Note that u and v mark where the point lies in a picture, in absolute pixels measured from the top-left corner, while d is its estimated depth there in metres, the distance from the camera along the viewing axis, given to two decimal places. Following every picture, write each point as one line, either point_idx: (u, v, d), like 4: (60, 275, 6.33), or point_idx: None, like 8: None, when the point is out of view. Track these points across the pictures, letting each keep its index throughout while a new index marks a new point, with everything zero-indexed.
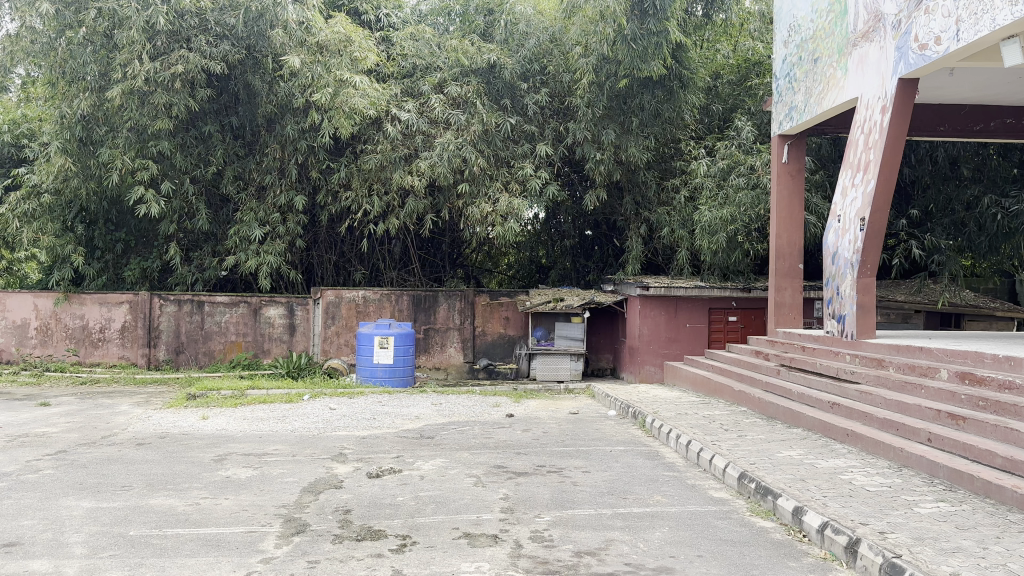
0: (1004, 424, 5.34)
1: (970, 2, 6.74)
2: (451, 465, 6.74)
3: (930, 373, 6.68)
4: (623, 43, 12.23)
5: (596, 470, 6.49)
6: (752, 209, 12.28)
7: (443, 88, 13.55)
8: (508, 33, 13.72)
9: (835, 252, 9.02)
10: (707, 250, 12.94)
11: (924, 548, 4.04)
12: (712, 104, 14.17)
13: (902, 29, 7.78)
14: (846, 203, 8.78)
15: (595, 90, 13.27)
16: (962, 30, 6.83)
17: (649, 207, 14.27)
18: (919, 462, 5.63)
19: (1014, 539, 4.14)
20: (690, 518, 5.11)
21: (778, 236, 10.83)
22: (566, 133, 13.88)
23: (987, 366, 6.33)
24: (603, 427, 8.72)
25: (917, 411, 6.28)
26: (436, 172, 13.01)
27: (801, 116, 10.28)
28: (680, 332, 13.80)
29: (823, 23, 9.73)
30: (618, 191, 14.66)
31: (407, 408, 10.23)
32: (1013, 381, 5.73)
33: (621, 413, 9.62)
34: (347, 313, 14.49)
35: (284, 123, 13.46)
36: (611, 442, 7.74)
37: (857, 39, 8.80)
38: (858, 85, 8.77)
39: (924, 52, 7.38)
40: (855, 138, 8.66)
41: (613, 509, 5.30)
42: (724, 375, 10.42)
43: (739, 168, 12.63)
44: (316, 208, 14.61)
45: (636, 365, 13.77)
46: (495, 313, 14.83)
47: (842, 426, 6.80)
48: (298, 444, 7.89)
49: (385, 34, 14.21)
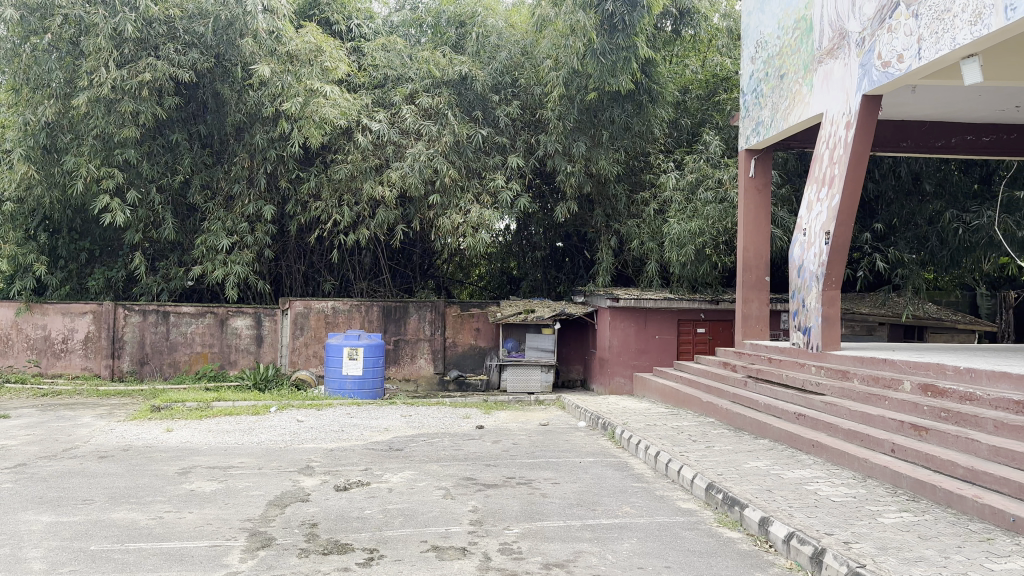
0: (964, 434, 5.45)
1: (932, 21, 6.90)
2: (420, 477, 6.70)
3: (894, 385, 6.79)
4: (592, 57, 12.35)
5: (566, 481, 6.49)
6: (719, 222, 12.47)
7: (414, 99, 13.53)
8: (480, 45, 13.76)
9: (801, 265, 9.15)
10: (676, 262, 13.06)
11: (888, 558, 4.10)
12: (681, 118, 14.34)
13: (866, 47, 7.97)
14: (811, 217, 8.92)
15: (566, 103, 13.31)
16: (923, 49, 6.99)
17: (620, 220, 14.38)
18: (882, 472, 5.72)
19: (975, 548, 4.21)
20: (658, 529, 5.13)
21: (746, 249, 10.94)
22: (537, 146, 13.91)
23: (948, 378, 6.46)
24: (573, 438, 8.73)
25: (881, 421, 6.39)
26: (407, 182, 13.00)
27: (767, 130, 10.45)
28: (649, 344, 13.90)
29: (790, 39, 9.92)
30: (589, 204, 14.71)
31: (376, 420, 10.15)
32: (974, 393, 5.86)
33: (591, 424, 9.64)
34: (316, 324, 14.34)
35: (252, 132, 13.35)
36: (581, 454, 7.74)
37: (822, 56, 8.97)
38: (822, 101, 8.94)
39: (887, 69, 7.55)
40: (821, 153, 8.82)
41: (582, 521, 5.31)
42: (692, 387, 10.49)
43: (707, 182, 12.80)
44: (284, 218, 14.48)
45: (606, 376, 13.84)
46: (466, 325, 14.82)
47: (807, 437, 6.88)
48: (265, 456, 7.79)
49: (356, 45, 14.17)
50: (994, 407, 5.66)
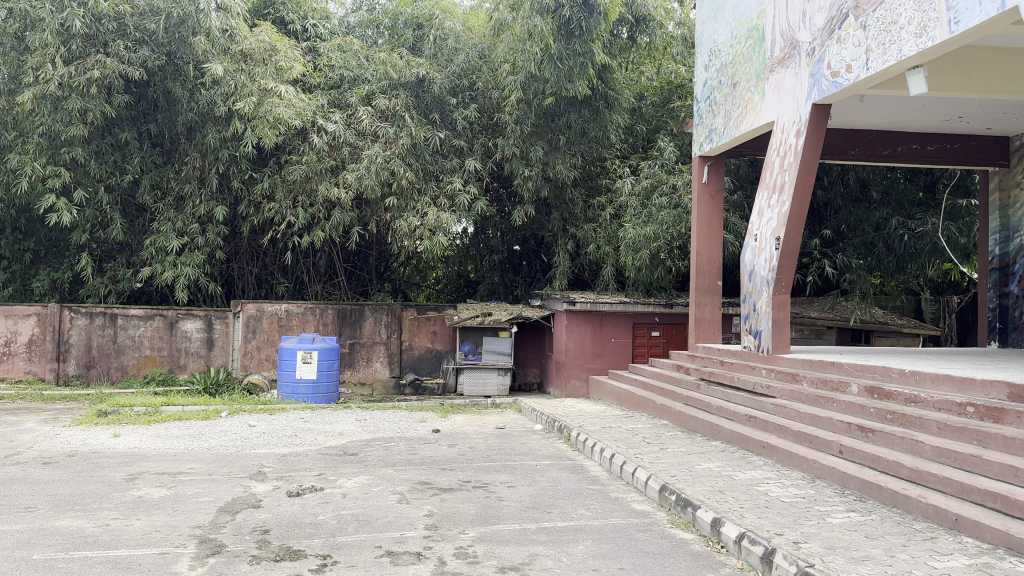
0: (909, 436, 5.62)
1: (879, 33, 7.11)
2: (375, 482, 6.64)
3: (842, 387, 6.96)
4: (550, 62, 12.42)
5: (522, 485, 6.50)
6: (673, 227, 12.64)
7: (371, 100, 13.44)
8: (438, 47, 13.72)
9: (752, 270, 9.33)
10: (631, 267, 13.20)
11: (835, 557, 4.20)
12: (637, 124, 14.52)
13: (815, 57, 8.16)
14: (762, 222, 9.10)
15: (523, 107, 13.37)
16: (871, 59, 7.20)
17: (576, 224, 14.48)
18: (831, 473, 5.85)
19: (919, 547, 4.34)
20: (612, 531, 5.17)
21: (699, 254, 11.10)
22: (494, 149, 13.93)
23: (894, 381, 6.65)
24: (529, 441, 8.74)
25: (829, 423, 6.54)
26: (363, 184, 12.90)
27: (720, 137, 10.63)
28: (605, 347, 14.00)
29: (742, 48, 10.11)
30: (546, 208, 14.78)
31: (331, 424, 10.03)
32: (919, 396, 6.04)
33: (547, 427, 9.67)
34: (269, 327, 14.15)
35: (205, 131, 13.09)
36: (536, 457, 7.76)
37: (773, 65, 9.17)
38: (774, 109, 9.13)
39: (836, 79, 7.75)
40: (772, 160, 9.00)
41: (538, 524, 5.32)
42: (647, 390, 10.60)
43: (661, 188, 12.97)
44: (237, 220, 14.23)
45: (563, 379, 13.90)
46: (423, 328, 14.74)
47: (758, 439, 7.01)
48: (216, 462, 7.64)
49: (311, 45, 14.02)
50: (937, 408, 5.84)
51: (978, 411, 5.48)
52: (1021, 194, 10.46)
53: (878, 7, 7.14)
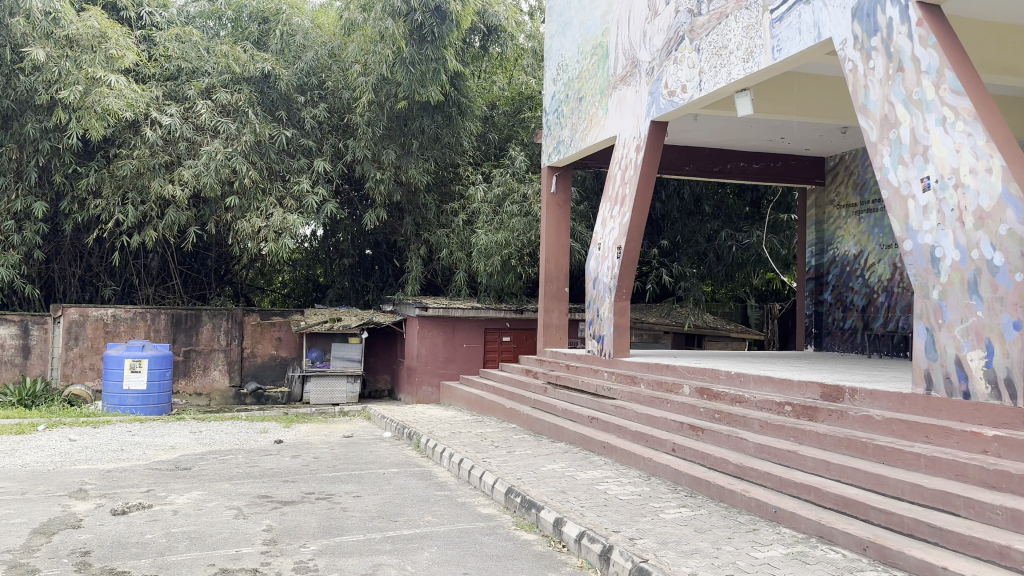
0: (734, 433, 6.03)
1: (710, 57, 7.61)
2: (211, 497, 6.27)
3: (675, 389, 7.38)
4: (402, 66, 12.30)
5: (368, 494, 6.38)
6: (525, 234, 12.87)
7: (212, 94, 12.78)
8: (285, 44, 13.28)
9: (596, 277, 9.69)
10: (483, 273, 13.32)
11: (667, 552, 4.42)
12: (489, 133, 14.74)
13: (654, 76, 8.61)
14: (605, 232, 9.48)
15: (374, 110, 13.18)
16: (703, 81, 7.69)
17: (429, 229, 14.42)
18: (665, 470, 6.17)
19: (742, 538, 4.65)
20: (458, 536, 5.18)
21: (547, 261, 11.40)
22: (344, 150, 13.59)
23: (721, 382, 7.13)
24: (377, 449, 8.60)
25: (663, 423, 6.91)
26: (202, 182, 12.23)
27: (567, 149, 10.96)
28: (456, 352, 14.04)
29: (587, 64, 10.50)
30: (398, 213, 14.61)
31: (162, 437, 9.38)
32: (743, 396, 6.51)
33: (396, 434, 9.55)
34: (93, 333, 13.07)
35: (21, 119, 11.91)
36: (383, 465, 7.64)
37: (616, 82, 9.60)
38: (616, 124, 9.54)
39: (672, 98, 8.21)
40: (614, 173, 9.41)
41: (383, 533, 5.23)
42: (496, 394, 10.74)
43: (512, 196, 13.20)
44: (58, 217, 13.05)
45: (414, 386, 13.83)
46: (267, 334, 14.16)
47: (599, 439, 7.27)
48: (28, 480, 6.94)
49: (146, 33, 13.14)
50: (759, 408, 6.32)
51: (795, 409, 5.98)
52: (833, 210, 11.55)
53: (710, 32, 7.64)
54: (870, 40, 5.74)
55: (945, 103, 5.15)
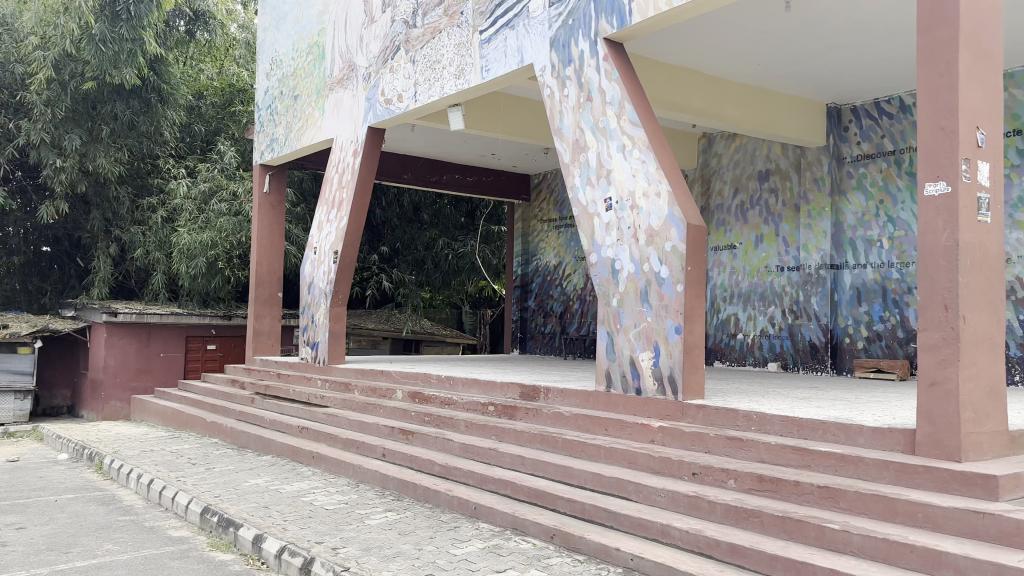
0: (442, 435, 6.22)
1: (425, 69, 7.82)
2: None
3: (388, 394, 7.45)
4: (90, 44, 11.05)
5: (33, 526, 5.53)
6: (233, 235, 12.19)
7: None
8: None
9: (310, 282, 9.45)
10: (184, 276, 12.29)
11: (370, 557, 4.42)
12: (195, 123, 13.65)
13: (371, 82, 8.63)
14: (320, 236, 9.28)
15: (54, 88, 11.66)
16: (418, 92, 7.89)
17: (121, 225, 12.98)
18: (373, 476, 6.17)
19: (443, 537, 4.80)
20: (142, 564, 4.70)
21: (259, 264, 10.87)
22: (14, 132, 11.88)
23: (432, 385, 7.34)
24: (49, 474, 7.51)
25: (374, 429, 6.92)
26: None
27: (281, 149, 10.55)
28: (151, 363, 12.81)
29: (303, 63, 10.22)
30: (82, 204, 13.00)
31: None
32: (451, 399, 6.75)
33: (75, 455, 8.43)
34: None
35: None
36: (55, 492, 6.69)
37: (333, 84, 9.45)
38: (332, 127, 9.39)
39: (389, 105, 8.30)
40: (330, 176, 9.25)
41: (48, 568, 4.57)
42: (198, 405, 9.96)
43: (220, 194, 12.45)
44: None
45: (98, 402, 12.35)
46: None
47: (308, 449, 7.06)
48: None
49: None
50: (465, 409, 6.61)
51: (498, 409, 6.34)
52: (538, 224, 12.52)
53: (425, 45, 7.86)
54: (565, 69, 6.30)
55: (625, 132, 5.81)
